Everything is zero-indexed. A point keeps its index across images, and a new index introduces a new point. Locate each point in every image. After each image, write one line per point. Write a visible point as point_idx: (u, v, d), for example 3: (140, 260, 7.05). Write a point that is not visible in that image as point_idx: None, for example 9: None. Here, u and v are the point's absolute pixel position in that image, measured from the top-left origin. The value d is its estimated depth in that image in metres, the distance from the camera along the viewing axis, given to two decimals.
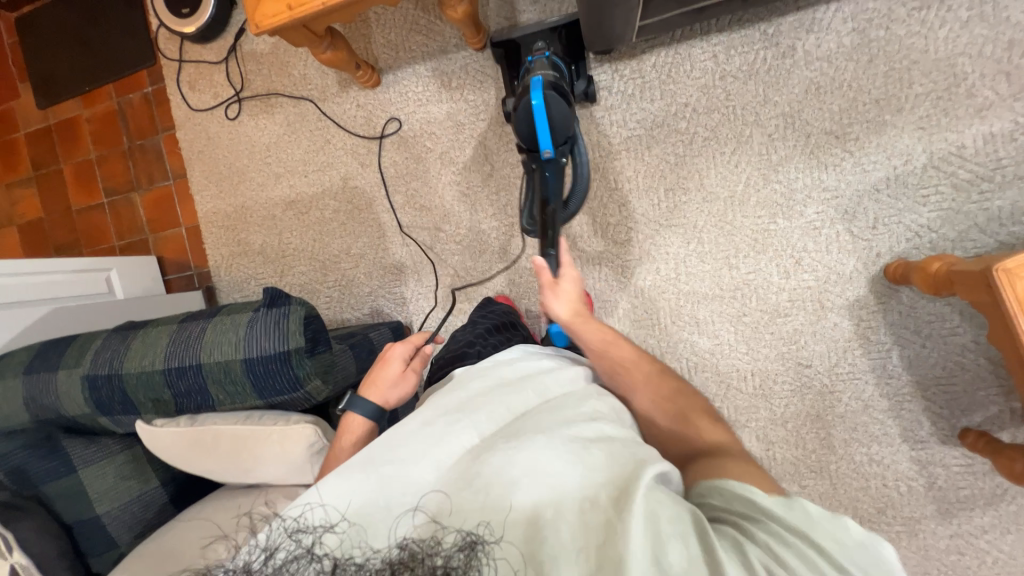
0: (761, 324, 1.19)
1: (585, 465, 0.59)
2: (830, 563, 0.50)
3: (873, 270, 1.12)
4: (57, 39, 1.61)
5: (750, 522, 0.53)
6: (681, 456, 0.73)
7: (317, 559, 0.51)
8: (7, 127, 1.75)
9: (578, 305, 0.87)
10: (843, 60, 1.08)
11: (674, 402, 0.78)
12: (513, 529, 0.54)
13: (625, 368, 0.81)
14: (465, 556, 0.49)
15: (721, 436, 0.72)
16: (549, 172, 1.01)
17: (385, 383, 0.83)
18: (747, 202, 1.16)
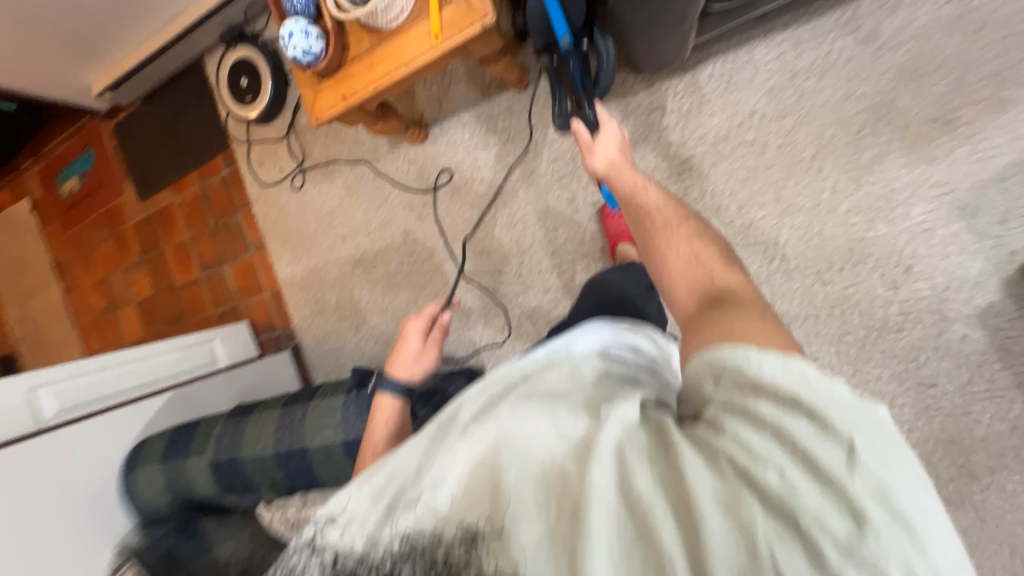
0: (868, 341, 1.06)
1: (542, 417, 0.50)
2: (820, 430, 0.38)
3: (1007, 270, 0.96)
4: (148, 139, 1.81)
5: (725, 410, 0.42)
6: (693, 301, 0.56)
7: (301, 553, 0.52)
8: (117, 219, 1.99)
9: (617, 158, 0.79)
10: (944, 35, 0.94)
11: (688, 247, 0.61)
12: (475, 497, 0.47)
13: (647, 212, 0.68)
14: (461, 552, 0.45)
15: (734, 278, 0.56)
16: (573, 62, 1.04)
17: (407, 359, 0.87)
18: (838, 209, 1.04)
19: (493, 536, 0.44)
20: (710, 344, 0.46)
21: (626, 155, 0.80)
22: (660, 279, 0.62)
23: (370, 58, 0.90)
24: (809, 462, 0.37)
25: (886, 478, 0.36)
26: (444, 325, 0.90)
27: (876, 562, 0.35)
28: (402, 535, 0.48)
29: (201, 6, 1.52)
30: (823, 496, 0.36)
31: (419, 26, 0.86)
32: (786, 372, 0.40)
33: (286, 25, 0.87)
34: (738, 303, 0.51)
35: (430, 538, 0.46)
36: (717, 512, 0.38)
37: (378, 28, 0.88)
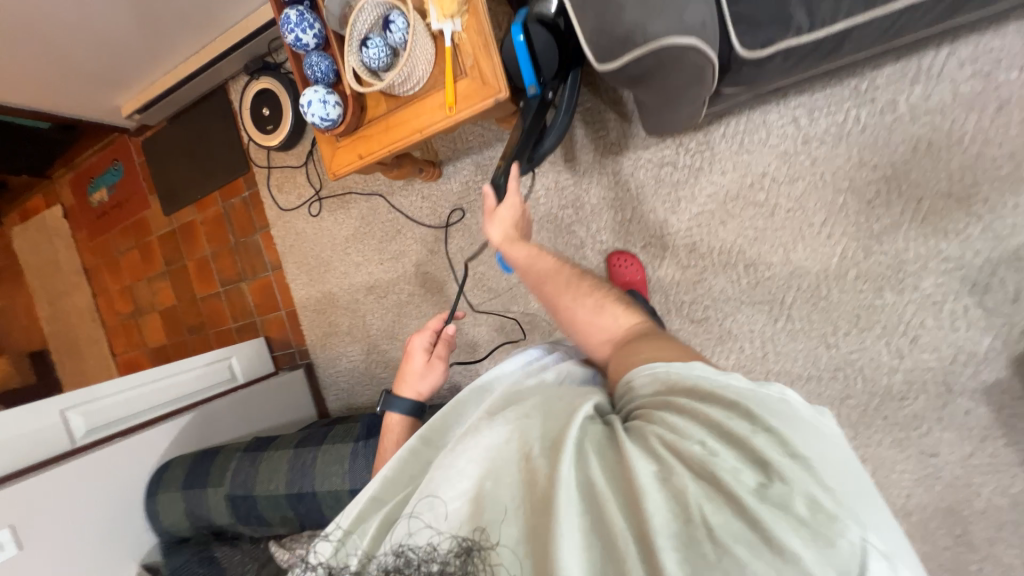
0: (870, 407, 1.06)
1: (512, 423, 0.53)
2: (730, 409, 0.44)
3: (1015, 349, 0.95)
4: (172, 157, 1.87)
5: (657, 408, 0.48)
6: (608, 344, 0.68)
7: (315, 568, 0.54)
8: (143, 231, 2.06)
9: (513, 229, 0.85)
10: (962, 110, 0.93)
11: (589, 300, 0.73)
12: (466, 502, 0.48)
13: (549, 275, 0.78)
14: (461, 561, 0.45)
15: (625, 320, 0.69)
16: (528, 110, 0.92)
17: (414, 377, 0.88)
18: (846, 275, 1.04)
19: (487, 538, 0.45)
20: (632, 369, 0.57)
21: (518, 223, 0.87)
22: (575, 330, 0.73)
23: (387, 121, 0.92)
24: (719, 432, 0.43)
25: (785, 432, 0.41)
26: (449, 339, 0.91)
27: (789, 507, 0.37)
28: (407, 549, 0.49)
29: (227, 38, 1.55)
30: (731, 453, 0.41)
31: (435, 96, 0.87)
32: (689, 370, 0.51)
33: (306, 93, 0.89)
34: (651, 334, 0.64)
35: (433, 551, 0.47)
36: (654, 485, 0.41)
37: (396, 94, 0.89)
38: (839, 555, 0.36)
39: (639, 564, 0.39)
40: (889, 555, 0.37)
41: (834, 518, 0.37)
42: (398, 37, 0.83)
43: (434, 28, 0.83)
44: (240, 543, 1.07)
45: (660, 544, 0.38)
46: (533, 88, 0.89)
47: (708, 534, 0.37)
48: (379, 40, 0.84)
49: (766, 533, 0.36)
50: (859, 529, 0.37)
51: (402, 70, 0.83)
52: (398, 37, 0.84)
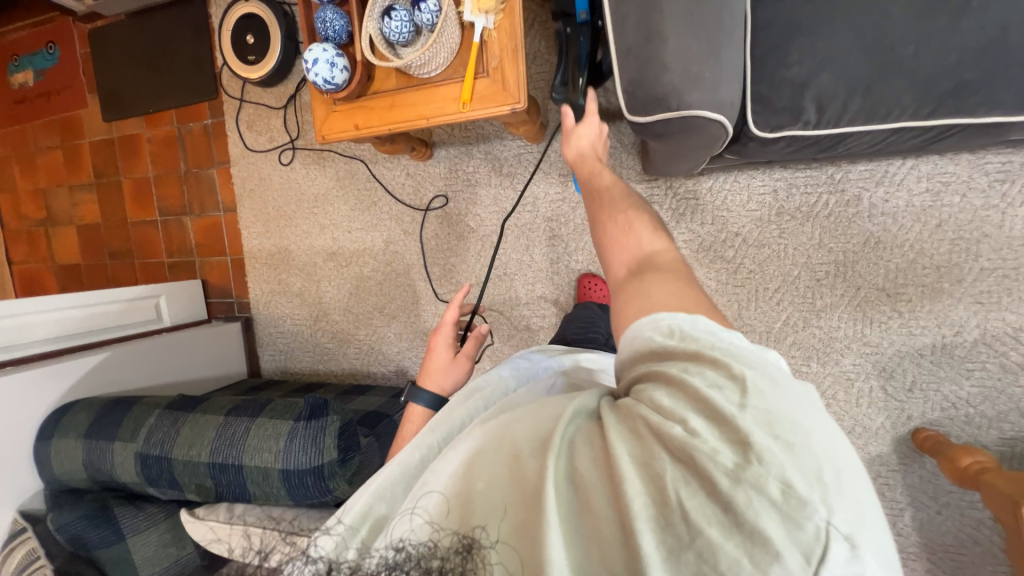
0: None
1: (508, 420, 0.50)
2: (718, 383, 0.39)
3: (900, 430, 1.10)
4: (123, 58, 1.63)
5: (646, 382, 0.44)
6: (625, 271, 0.57)
7: (308, 563, 0.48)
8: (73, 132, 1.79)
9: (588, 152, 0.76)
10: (909, 218, 1.05)
11: (620, 219, 0.62)
12: (462, 499, 0.45)
13: (598, 192, 0.68)
14: (461, 560, 0.41)
15: (661, 244, 0.59)
16: (585, 35, 1.01)
17: (437, 371, 0.83)
18: (784, 340, 1.15)
19: (486, 536, 0.42)
20: (636, 321, 0.49)
21: (601, 149, 0.79)
22: (602, 250, 0.62)
23: (394, 99, 0.87)
24: (705, 411, 0.38)
25: (771, 410, 0.37)
26: (481, 336, 0.86)
27: (766, 489, 0.34)
28: (403, 545, 0.45)
29: None
30: (712, 432, 0.37)
31: (451, 87, 0.84)
32: (688, 333, 0.44)
33: (313, 49, 0.82)
34: (677, 275, 0.54)
35: (432, 548, 0.43)
36: (631, 467, 0.38)
37: (410, 74, 0.85)
38: (806, 539, 0.33)
39: (620, 545, 0.37)
40: (855, 538, 0.34)
41: (807, 501, 0.34)
42: (425, 18, 0.79)
43: (466, 18, 0.79)
44: (142, 503, 0.99)
45: (639, 526, 0.36)
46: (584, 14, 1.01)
47: (683, 517, 0.35)
48: (405, 13, 0.79)
49: (740, 519, 0.34)
50: (827, 511, 0.34)
51: (424, 54, 0.79)
52: (427, 18, 0.79)
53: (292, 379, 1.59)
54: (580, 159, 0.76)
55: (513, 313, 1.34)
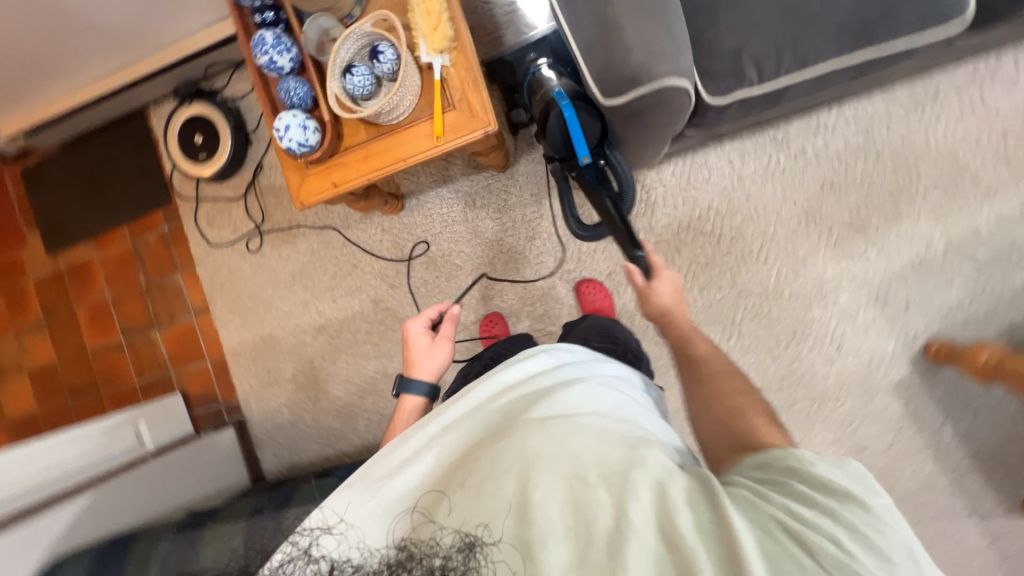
0: (812, 411, 1.19)
1: (572, 447, 0.54)
2: (846, 504, 0.48)
3: (912, 350, 1.14)
4: (64, 186, 1.58)
5: (768, 486, 0.52)
6: (731, 448, 0.62)
7: (315, 560, 0.56)
8: (14, 273, 1.68)
9: (672, 308, 0.85)
10: (853, 158, 1.15)
11: (728, 403, 0.67)
12: (495, 508, 0.52)
13: (693, 363, 0.77)
14: (466, 556, 0.51)
15: (778, 439, 0.60)
16: (590, 176, 0.92)
17: (421, 358, 0.82)
18: (782, 294, 1.19)
19: (489, 536, 0.51)
20: (767, 451, 0.56)
21: (679, 301, 0.86)
22: (703, 430, 0.68)
23: (367, 149, 0.89)
24: (836, 522, 0.47)
25: (888, 537, 0.47)
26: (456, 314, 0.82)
27: None
28: (409, 543, 0.55)
29: (150, 61, 1.38)
30: (844, 542, 0.46)
31: (421, 124, 0.87)
32: (815, 456, 0.53)
33: (282, 117, 0.84)
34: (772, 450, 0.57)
35: (436, 545, 0.53)
36: (758, 554, 0.45)
37: (378, 123, 0.88)
38: None
39: None
40: None
41: None
42: (386, 68, 0.83)
43: (424, 61, 0.84)
44: None
45: None
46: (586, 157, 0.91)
47: None
48: (364, 68, 0.83)
49: None
50: None
51: (390, 100, 0.83)
52: (387, 67, 0.83)
53: (301, 472, 1.46)
54: (667, 316, 0.85)
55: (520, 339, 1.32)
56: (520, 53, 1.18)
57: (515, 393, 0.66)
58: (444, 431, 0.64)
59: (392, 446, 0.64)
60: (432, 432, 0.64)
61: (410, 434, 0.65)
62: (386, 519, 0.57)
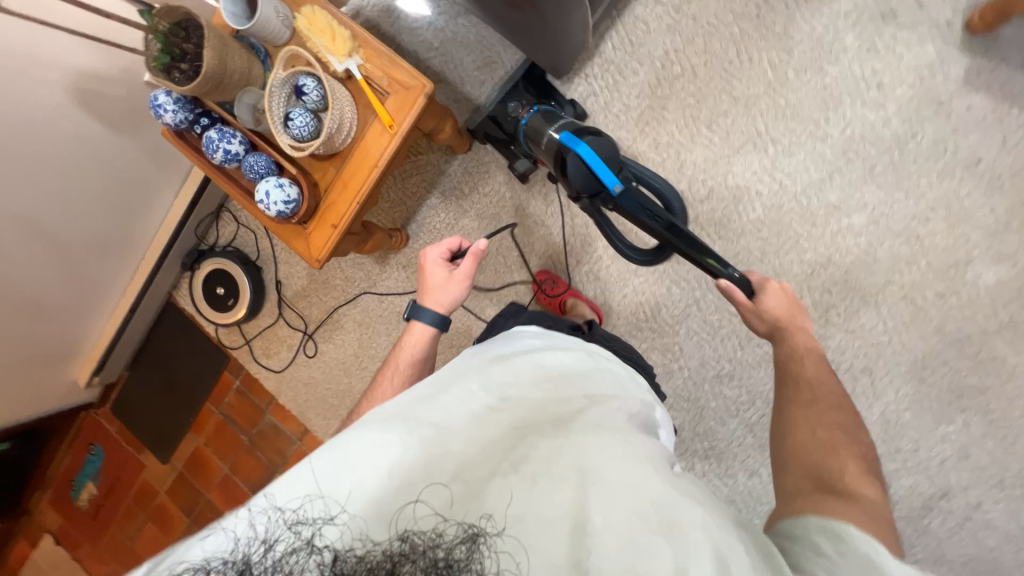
0: (897, 162, 1.09)
1: (632, 473, 0.54)
2: None
3: (953, 39, 1.03)
4: (147, 400, 1.71)
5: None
6: (811, 486, 0.61)
7: (319, 550, 0.45)
8: (148, 498, 1.77)
9: (784, 321, 0.88)
10: None
11: (820, 435, 0.69)
12: (533, 512, 0.49)
13: (796, 383, 0.79)
14: (469, 548, 0.44)
15: (870, 493, 0.59)
16: (630, 202, 0.91)
17: (437, 289, 0.87)
18: (788, 78, 1.12)
19: (495, 526, 0.47)
20: (836, 524, 0.51)
21: (794, 310, 0.89)
22: (791, 456, 0.68)
23: (340, 179, 0.92)
24: None
25: None
26: (479, 255, 0.86)
27: None
28: (412, 534, 0.45)
29: (154, 251, 1.47)
30: None
31: (371, 128, 0.90)
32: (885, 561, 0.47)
33: (259, 189, 0.88)
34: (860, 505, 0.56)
35: (438, 537, 0.45)
36: None
37: (337, 151, 0.91)
38: None
39: None
40: None
41: None
42: (314, 96, 0.86)
43: (341, 72, 0.88)
44: None
45: None
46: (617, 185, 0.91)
47: None
48: (299, 109, 0.87)
49: None
50: None
51: (335, 117, 0.86)
52: (314, 96, 0.87)
53: None
54: (781, 325, 0.88)
55: (559, 295, 1.27)
56: (501, 104, 1.17)
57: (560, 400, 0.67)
58: (493, 411, 0.62)
59: (425, 413, 0.61)
60: (479, 409, 0.62)
61: (453, 403, 0.62)
62: (394, 498, 0.50)
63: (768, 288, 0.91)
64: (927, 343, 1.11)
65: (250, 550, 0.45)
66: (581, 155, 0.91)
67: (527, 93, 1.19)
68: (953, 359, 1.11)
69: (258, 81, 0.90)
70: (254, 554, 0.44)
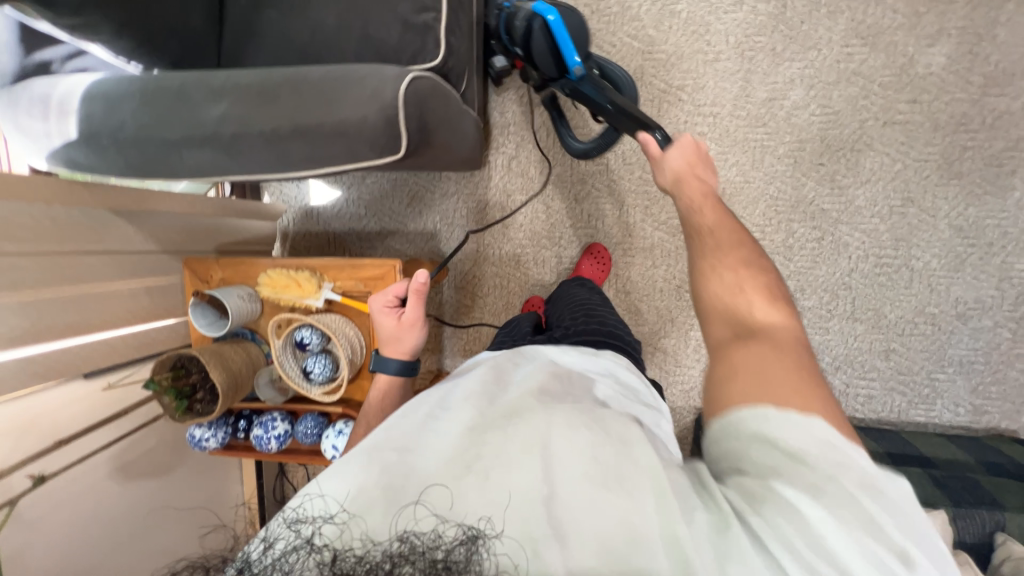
0: (788, 35, 1.14)
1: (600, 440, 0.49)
2: None
3: None
4: None
5: None
6: (728, 332, 0.53)
7: (318, 548, 0.40)
8: None
9: (681, 169, 0.72)
10: None
11: None
12: (513, 496, 0.43)
13: (699, 231, 0.64)
14: (468, 551, 0.40)
15: None
16: (587, 86, 0.93)
17: (395, 338, 0.83)
18: (653, 37, 1.18)
19: (493, 525, 0.42)
20: None
21: (696, 164, 0.73)
22: (703, 296, 0.57)
23: None
24: None
25: None
26: (424, 293, 0.81)
27: None
28: (410, 534, 0.40)
29: None
30: None
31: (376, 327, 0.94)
32: None
33: (325, 444, 0.88)
34: (775, 344, 0.48)
35: (436, 539, 0.40)
36: None
37: (361, 362, 0.93)
38: None
39: None
40: None
41: None
42: (315, 341, 0.89)
43: (323, 304, 0.92)
44: None
45: None
46: (576, 68, 0.91)
47: None
48: (312, 357, 0.88)
49: None
50: None
51: (345, 344, 0.88)
52: (315, 341, 0.89)
53: None
54: (679, 179, 0.71)
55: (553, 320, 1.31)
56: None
57: (545, 385, 0.59)
58: (472, 406, 0.54)
59: (412, 426, 0.52)
60: (454, 414, 0.53)
61: (429, 417, 0.54)
62: (387, 507, 0.43)
63: (678, 140, 0.75)
64: (937, 142, 1.11)
65: (248, 552, 0.41)
66: (548, 26, 0.88)
67: None
68: (969, 138, 1.10)
69: (260, 357, 0.93)
70: (253, 556, 0.40)
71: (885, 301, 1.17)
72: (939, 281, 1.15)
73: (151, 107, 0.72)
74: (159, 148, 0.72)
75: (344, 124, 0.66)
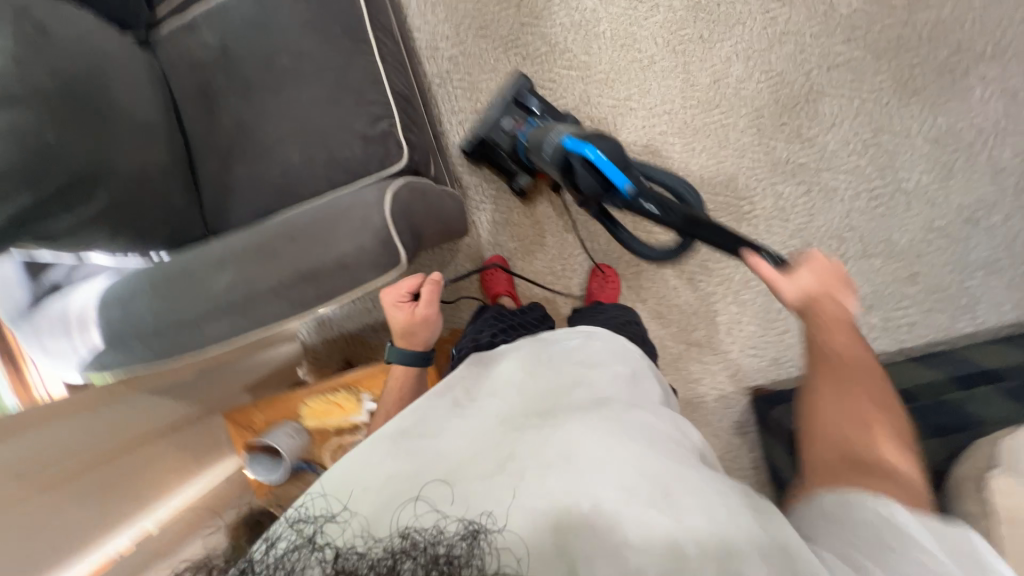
0: (709, 20, 1.19)
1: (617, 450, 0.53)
2: None
3: None
4: None
5: None
6: (838, 457, 0.58)
7: (320, 547, 0.46)
8: None
9: (815, 298, 0.65)
10: (452, 4, 1.24)
11: None
12: (513, 500, 0.49)
13: (832, 362, 0.63)
14: (469, 544, 0.44)
15: None
16: (646, 201, 0.87)
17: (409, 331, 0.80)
18: (588, 60, 1.22)
19: (493, 520, 0.48)
20: None
21: (834, 285, 0.66)
22: (819, 430, 0.60)
23: None
24: None
25: None
26: (438, 287, 0.79)
27: None
28: (412, 531, 0.46)
29: None
30: None
31: None
32: None
33: None
34: (894, 484, 0.53)
35: (438, 535, 0.46)
36: None
37: None
38: None
39: None
40: None
41: None
42: None
43: (367, 417, 0.94)
44: None
45: None
46: (629, 188, 0.88)
47: None
48: None
49: None
50: None
51: None
52: None
53: None
54: (815, 303, 0.65)
55: None
56: (495, 125, 1.17)
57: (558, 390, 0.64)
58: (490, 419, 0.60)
59: (423, 429, 0.60)
60: (464, 419, 0.61)
61: (441, 420, 0.61)
62: (393, 505, 0.51)
63: (806, 261, 0.67)
64: (884, 69, 1.14)
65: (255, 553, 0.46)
66: (589, 160, 0.88)
67: (535, 105, 1.16)
68: (913, 56, 1.13)
69: None
70: (259, 553, 0.46)
71: (892, 228, 1.18)
72: (936, 194, 1.15)
73: (165, 294, 0.75)
74: (179, 328, 0.75)
75: (347, 256, 0.69)
